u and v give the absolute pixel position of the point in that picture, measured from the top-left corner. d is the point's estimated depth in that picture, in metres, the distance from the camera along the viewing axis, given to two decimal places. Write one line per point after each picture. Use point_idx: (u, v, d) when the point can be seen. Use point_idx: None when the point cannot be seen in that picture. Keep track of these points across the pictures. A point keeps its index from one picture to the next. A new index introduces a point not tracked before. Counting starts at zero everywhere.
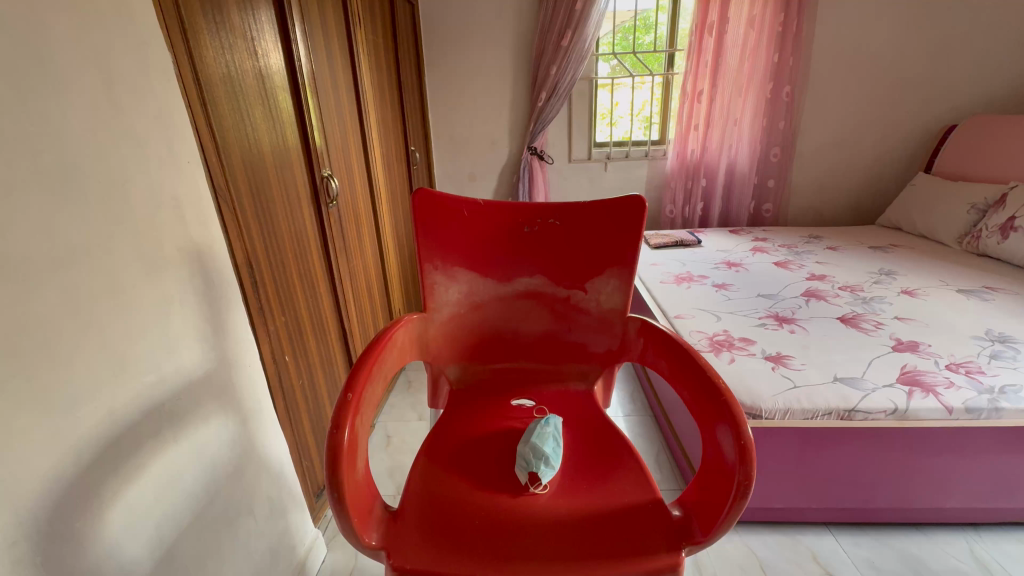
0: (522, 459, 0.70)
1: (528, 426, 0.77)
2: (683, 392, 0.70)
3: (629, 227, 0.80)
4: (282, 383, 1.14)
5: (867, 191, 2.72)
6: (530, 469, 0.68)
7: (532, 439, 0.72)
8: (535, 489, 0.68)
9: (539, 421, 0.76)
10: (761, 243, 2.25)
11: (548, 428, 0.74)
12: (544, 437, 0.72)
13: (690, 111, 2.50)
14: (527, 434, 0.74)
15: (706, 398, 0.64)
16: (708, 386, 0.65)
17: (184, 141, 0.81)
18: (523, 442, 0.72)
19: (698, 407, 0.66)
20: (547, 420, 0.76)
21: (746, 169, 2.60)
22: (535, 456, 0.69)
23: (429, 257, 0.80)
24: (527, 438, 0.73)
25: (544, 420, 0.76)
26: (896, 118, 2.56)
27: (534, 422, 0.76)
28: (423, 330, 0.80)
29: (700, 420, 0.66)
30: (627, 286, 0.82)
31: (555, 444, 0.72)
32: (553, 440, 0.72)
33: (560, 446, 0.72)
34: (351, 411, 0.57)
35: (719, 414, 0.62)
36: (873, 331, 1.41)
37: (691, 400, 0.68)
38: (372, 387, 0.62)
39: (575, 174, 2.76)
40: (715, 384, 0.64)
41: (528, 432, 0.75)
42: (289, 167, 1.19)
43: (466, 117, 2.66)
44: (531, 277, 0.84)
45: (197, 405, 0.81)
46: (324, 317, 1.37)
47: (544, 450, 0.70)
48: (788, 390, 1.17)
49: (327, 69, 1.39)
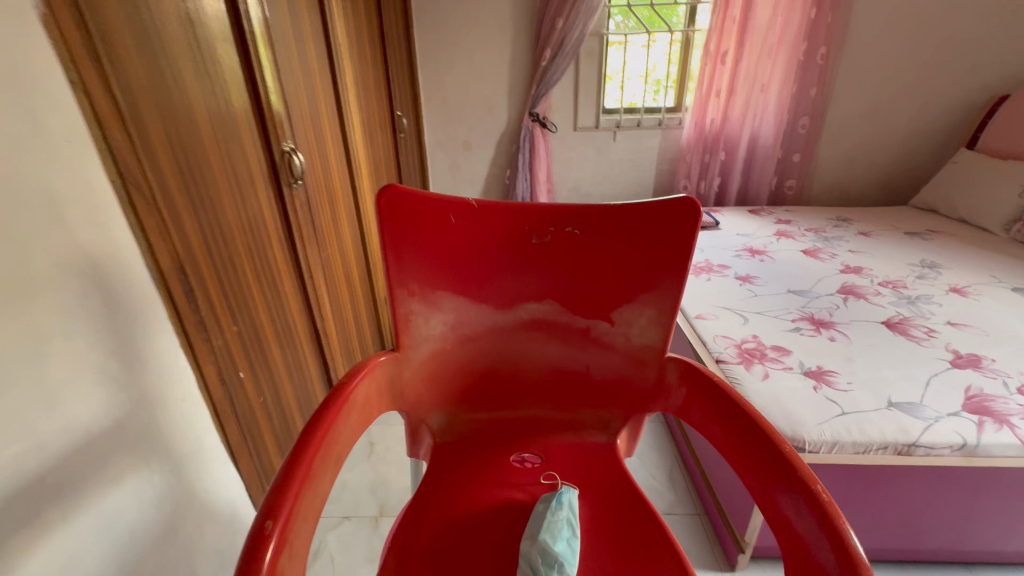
0: (527, 565, 0.52)
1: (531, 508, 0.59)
2: (752, 483, 0.51)
3: (675, 241, 0.59)
4: (236, 406, 0.95)
5: (899, 167, 2.48)
6: None
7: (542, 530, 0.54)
8: None
9: (547, 498, 0.58)
10: (784, 227, 2.04)
11: (561, 509, 0.57)
12: (557, 525, 0.55)
13: (711, 74, 2.23)
14: (531, 520, 0.56)
15: (792, 506, 0.46)
16: (797, 492, 0.46)
17: (57, 111, 0.58)
18: (527, 535, 0.55)
19: (777, 514, 0.48)
20: (558, 496, 0.59)
21: (770, 141, 2.35)
22: (545, 561, 0.51)
23: (404, 278, 0.59)
24: (532, 527, 0.55)
25: (553, 495, 0.59)
26: (939, 86, 2.30)
27: (540, 501, 0.59)
28: (396, 375, 0.61)
29: (782, 531, 0.47)
30: (665, 318, 0.62)
31: (570, 534, 0.55)
32: (567, 530, 0.55)
33: (575, 536, 0.55)
34: (287, 511, 0.40)
35: (816, 534, 0.43)
36: (925, 341, 1.23)
37: (766, 499, 0.49)
38: (310, 492, 0.43)
39: (581, 144, 2.50)
40: (810, 488, 0.45)
41: (531, 518, 0.57)
42: (236, 140, 0.95)
43: (460, 78, 2.38)
44: (540, 302, 0.64)
45: (102, 467, 0.62)
46: (291, 320, 1.17)
47: (556, 550, 0.52)
48: (836, 417, 1.00)
49: (287, 15, 1.13)
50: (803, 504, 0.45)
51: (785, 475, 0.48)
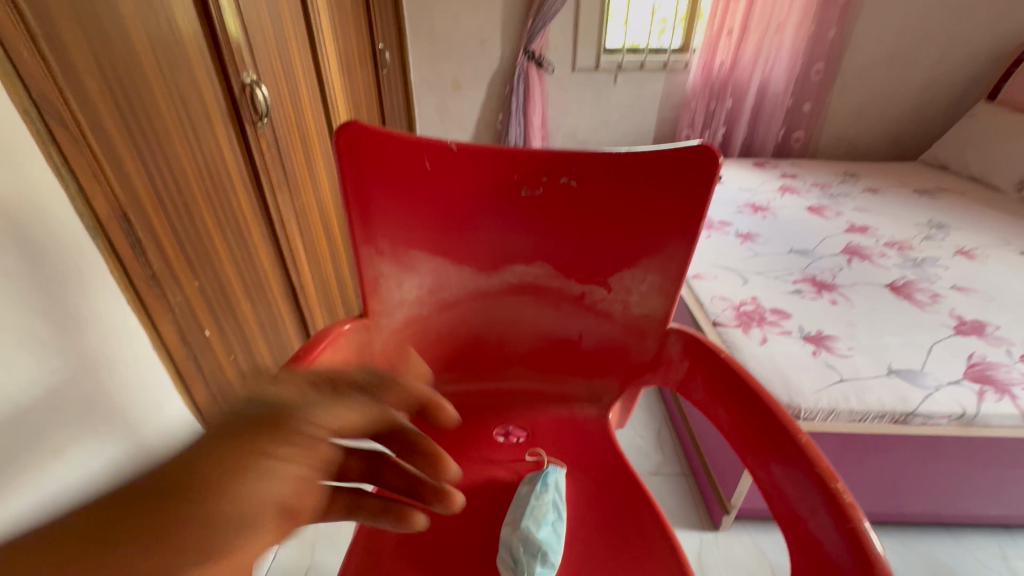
0: (508, 554, 0.49)
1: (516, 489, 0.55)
2: (759, 475, 0.46)
3: (688, 194, 0.50)
4: (202, 367, 0.88)
5: (912, 120, 2.36)
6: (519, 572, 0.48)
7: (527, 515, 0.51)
8: None
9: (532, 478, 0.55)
10: (789, 182, 1.95)
11: (548, 490, 0.53)
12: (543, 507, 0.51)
13: (724, 10, 2.06)
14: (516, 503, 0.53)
15: (806, 505, 0.41)
16: (811, 490, 0.41)
17: None
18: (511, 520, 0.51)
19: (787, 510, 0.43)
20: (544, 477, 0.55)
21: (780, 88, 2.20)
22: (527, 552, 0.48)
23: (371, 235, 0.51)
24: (515, 513, 0.52)
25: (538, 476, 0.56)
26: (964, 31, 2.14)
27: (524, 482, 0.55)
28: (365, 344, 0.55)
29: (792, 529, 0.42)
30: (670, 285, 0.55)
31: (555, 518, 0.51)
32: (553, 514, 0.51)
33: (561, 518, 0.52)
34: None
35: (835, 540, 0.38)
36: (929, 305, 1.19)
37: (774, 492, 0.44)
38: None
39: (579, 86, 2.33)
40: (827, 484, 0.40)
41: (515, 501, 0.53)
42: (186, 67, 0.82)
43: (449, 8, 2.16)
44: (529, 264, 0.57)
45: (35, 440, 0.57)
46: (263, 273, 1.09)
47: (539, 540, 0.49)
48: (833, 384, 0.96)
49: None
50: (820, 505, 0.40)
51: (797, 469, 0.42)
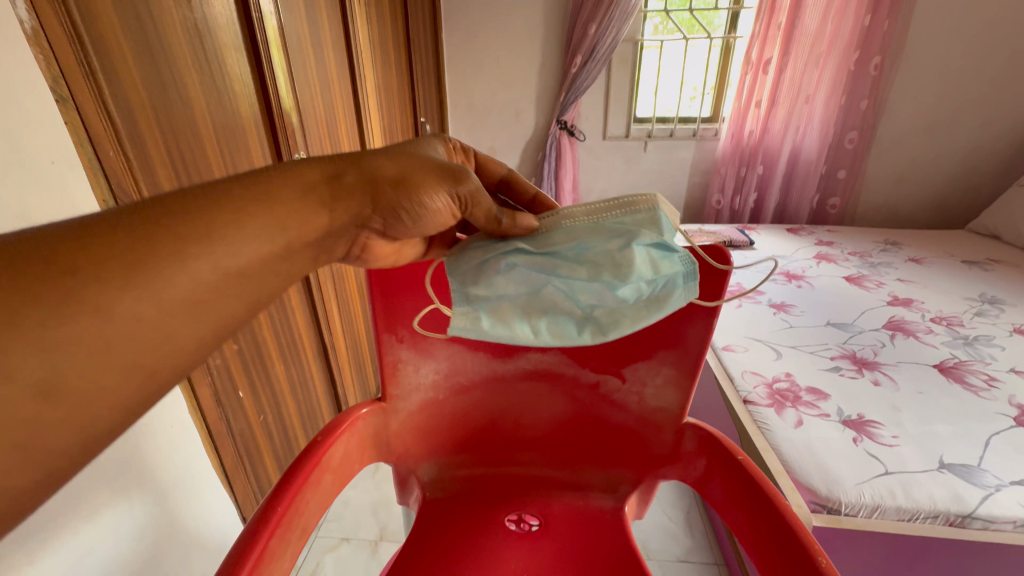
0: (544, 267, 0.52)
1: (622, 198, 0.54)
2: None
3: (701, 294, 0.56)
4: (232, 428, 0.91)
5: (956, 188, 2.30)
6: (527, 250, 0.52)
7: (607, 258, 0.51)
8: (521, 220, 0.53)
9: (652, 224, 0.52)
10: (826, 249, 1.91)
11: (660, 266, 0.52)
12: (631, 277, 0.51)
13: (752, 83, 2.12)
14: (601, 221, 0.53)
15: None
16: None
17: (37, 129, 0.55)
18: (587, 237, 0.52)
19: None
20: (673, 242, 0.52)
21: (813, 156, 2.21)
22: (517, 261, 0.52)
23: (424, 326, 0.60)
24: (520, 292, 0.52)
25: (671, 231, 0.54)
26: (1006, 101, 2.11)
27: (647, 203, 0.53)
28: (382, 425, 0.60)
29: None
30: (685, 380, 0.60)
31: (494, 288, 0.52)
32: (494, 291, 0.52)
33: (498, 288, 0.52)
34: None
35: None
36: (984, 391, 1.10)
37: None
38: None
39: (609, 153, 2.42)
40: None
41: (604, 220, 0.53)
42: (244, 151, 0.92)
43: (488, 83, 2.33)
44: (543, 353, 0.62)
45: (76, 501, 0.60)
46: (298, 337, 1.13)
47: (498, 269, 0.52)
48: (878, 477, 0.89)
49: (304, 19, 1.09)
50: None
51: None
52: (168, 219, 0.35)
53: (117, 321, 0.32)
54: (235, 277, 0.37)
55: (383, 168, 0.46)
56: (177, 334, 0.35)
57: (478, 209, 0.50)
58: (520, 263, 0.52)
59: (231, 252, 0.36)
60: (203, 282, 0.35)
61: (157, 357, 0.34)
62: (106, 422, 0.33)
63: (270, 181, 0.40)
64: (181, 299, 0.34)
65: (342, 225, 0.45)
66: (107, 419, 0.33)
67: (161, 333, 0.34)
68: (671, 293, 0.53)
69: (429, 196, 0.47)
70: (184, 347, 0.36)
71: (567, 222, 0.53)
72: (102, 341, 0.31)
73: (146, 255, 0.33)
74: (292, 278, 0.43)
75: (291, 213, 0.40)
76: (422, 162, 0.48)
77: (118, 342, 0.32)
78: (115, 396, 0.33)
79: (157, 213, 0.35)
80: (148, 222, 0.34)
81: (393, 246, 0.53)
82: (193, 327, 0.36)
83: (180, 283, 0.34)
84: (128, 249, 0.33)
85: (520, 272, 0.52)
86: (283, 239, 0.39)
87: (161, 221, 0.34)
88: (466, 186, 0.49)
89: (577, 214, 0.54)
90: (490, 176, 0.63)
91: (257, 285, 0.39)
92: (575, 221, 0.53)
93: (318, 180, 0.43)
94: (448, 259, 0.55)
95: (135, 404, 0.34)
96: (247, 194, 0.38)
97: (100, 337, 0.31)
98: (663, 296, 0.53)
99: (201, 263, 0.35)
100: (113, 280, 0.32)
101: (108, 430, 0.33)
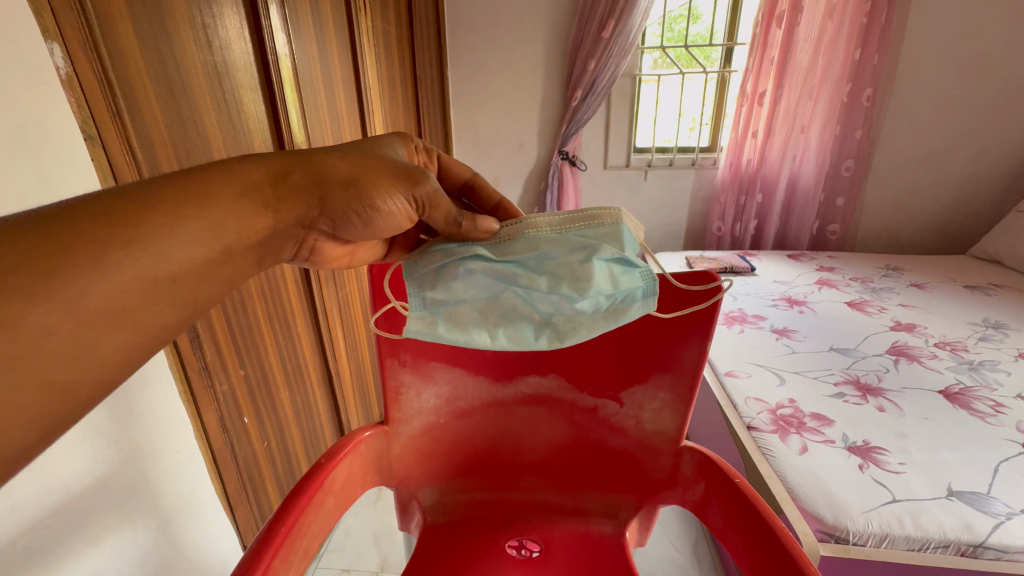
0: (499, 272, 0.54)
1: (587, 210, 0.55)
2: None
3: (685, 315, 0.59)
4: (236, 454, 0.92)
5: (955, 214, 2.32)
6: (482, 256, 0.54)
7: (566, 270, 0.53)
8: (479, 228, 0.54)
9: (615, 239, 0.54)
10: (827, 275, 1.92)
11: (620, 281, 0.54)
12: (588, 288, 0.53)
13: (748, 115, 2.18)
14: (564, 233, 0.54)
15: None
16: None
17: (65, 166, 0.58)
18: (548, 249, 0.54)
19: None
20: (635, 257, 0.55)
21: (811, 184, 2.24)
22: (473, 268, 0.53)
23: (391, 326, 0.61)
24: (476, 296, 0.55)
25: (634, 246, 0.56)
26: (999, 129, 2.15)
27: (612, 218, 0.54)
28: (384, 449, 0.61)
29: None
30: (681, 403, 0.61)
31: (453, 293, 0.54)
32: (454, 297, 0.54)
33: (457, 294, 0.54)
34: None
35: None
36: (992, 416, 1.09)
37: None
38: None
39: (611, 183, 2.47)
40: None
41: (567, 231, 0.54)
42: None
43: (491, 116, 2.41)
44: (543, 377, 0.65)
45: (81, 526, 0.61)
46: (304, 363, 1.14)
47: (455, 277, 0.54)
48: (885, 504, 0.88)
49: (317, 60, 1.16)
50: None
51: None
52: (87, 224, 0.34)
53: (27, 335, 0.31)
54: (165, 283, 0.37)
55: (332, 169, 0.47)
56: (98, 345, 0.34)
57: (436, 210, 0.52)
58: (478, 271, 0.53)
59: (160, 258, 0.36)
60: (126, 289, 0.35)
61: (74, 371, 0.33)
62: (17, 442, 0.32)
63: (208, 182, 0.40)
64: (108, 304, 0.34)
65: (287, 225, 0.46)
66: (16, 438, 0.31)
67: (80, 345, 0.33)
68: (630, 307, 0.56)
69: (384, 202, 0.49)
70: (108, 359, 0.35)
71: (530, 232, 0.55)
72: (10, 359, 0.30)
73: (69, 261, 0.32)
74: (232, 282, 0.43)
75: (229, 216, 0.40)
76: (373, 164, 0.49)
77: (28, 357, 0.31)
78: (29, 413, 0.32)
79: (76, 218, 0.34)
80: (63, 226, 0.33)
81: (346, 248, 0.56)
82: (118, 338, 0.35)
83: (100, 291, 0.33)
84: (48, 256, 0.32)
85: (477, 279, 0.54)
86: (220, 242, 0.40)
87: (78, 227, 0.33)
88: (421, 188, 0.50)
89: (541, 225, 0.54)
90: (455, 178, 0.65)
91: (193, 292, 0.39)
92: (538, 232, 0.54)
93: (261, 181, 0.43)
94: (406, 262, 0.56)
95: (51, 420, 0.33)
96: (179, 194, 0.38)
97: (8, 353, 0.30)
98: (622, 308, 0.56)
99: (125, 270, 0.34)
100: (23, 290, 0.31)
101: (19, 451, 0.32)
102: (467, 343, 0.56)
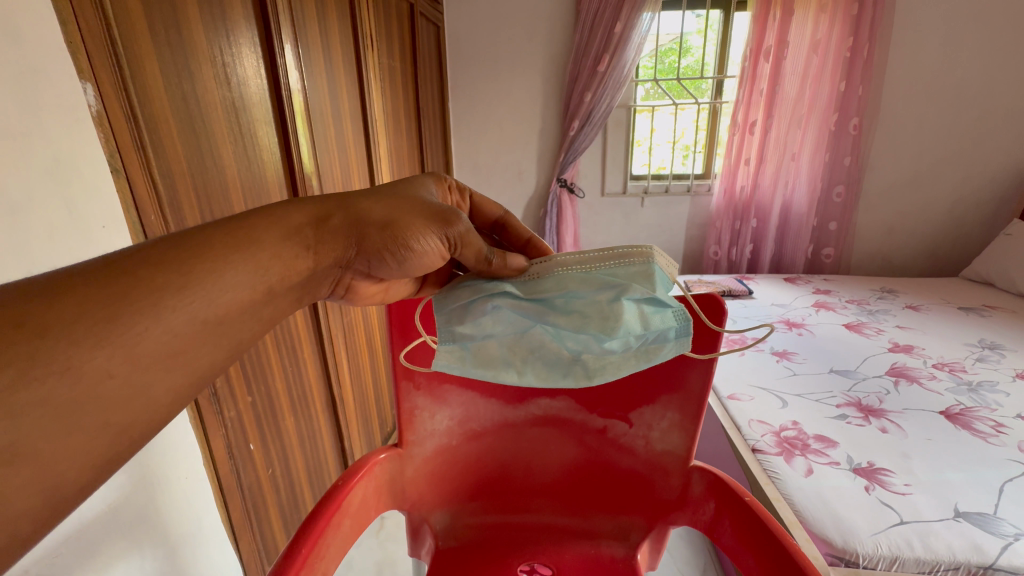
0: (529, 311, 0.56)
1: (618, 249, 0.57)
2: None
3: (704, 351, 0.61)
4: (241, 481, 0.91)
5: (945, 237, 2.37)
6: (512, 295, 0.56)
7: (595, 309, 0.55)
8: (509, 266, 0.57)
9: (645, 279, 0.56)
10: (823, 297, 1.95)
11: (652, 321, 0.57)
12: (617, 328, 0.55)
13: (739, 143, 2.25)
14: (593, 271, 0.57)
15: None
16: None
17: (94, 198, 0.61)
18: (577, 288, 0.56)
19: None
20: (666, 297, 0.57)
21: (803, 209, 2.30)
22: (503, 306, 0.56)
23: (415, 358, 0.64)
24: (505, 332, 0.56)
25: (666, 283, 0.58)
26: (983, 156, 2.22)
27: (642, 257, 0.57)
28: (398, 471, 0.62)
29: None
30: (688, 423, 0.63)
31: (482, 330, 0.56)
32: (483, 332, 0.56)
33: (486, 330, 0.56)
34: None
35: None
36: (993, 436, 1.10)
37: None
38: None
39: (608, 209, 2.53)
40: None
41: (597, 269, 0.57)
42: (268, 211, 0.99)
43: (491, 146, 2.48)
44: (552, 398, 0.67)
45: (92, 554, 0.61)
46: (309, 389, 1.15)
47: (484, 316, 0.56)
48: (894, 526, 0.88)
49: (327, 94, 1.20)
50: None
51: None
52: (144, 270, 0.35)
53: (88, 380, 0.32)
54: (214, 325, 0.38)
55: (369, 213, 0.50)
56: (151, 387, 0.35)
57: (467, 248, 0.54)
58: (506, 306, 0.56)
59: (210, 302, 0.37)
60: (178, 333, 0.36)
61: (128, 413, 0.34)
62: (69, 483, 0.32)
63: (254, 226, 0.42)
64: (159, 348, 0.35)
65: (324, 265, 0.48)
66: (71, 481, 0.32)
67: (134, 389, 0.34)
68: (663, 347, 0.58)
69: (419, 242, 0.51)
70: (158, 401, 0.36)
71: (558, 270, 0.57)
72: (70, 402, 0.31)
73: (125, 305, 0.33)
74: (271, 322, 0.44)
75: (272, 259, 0.42)
76: (407, 207, 0.51)
77: (88, 402, 0.32)
78: (83, 456, 0.32)
79: (135, 265, 0.35)
80: (124, 273, 0.35)
81: (379, 285, 0.59)
82: (168, 381, 0.36)
83: (156, 335, 0.34)
84: (103, 302, 0.33)
85: (505, 315, 0.56)
86: (264, 284, 0.41)
87: (136, 273, 0.35)
88: (453, 229, 0.52)
89: (569, 262, 0.57)
90: (486, 216, 0.68)
91: (236, 332, 0.40)
92: (567, 270, 0.57)
93: (302, 224, 0.46)
94: (437, 296, 0.58)
95: (102, 463, 0.33)
96: (227, 241, 0.40)
97: (71, 396, 0.31)
98: (654, 348, 0.58)
99: (179, 314, 0.36)
100: (86, 337, 0.32)
101: (70, 495, 0.32)
102: (494, 377, 0.58)
